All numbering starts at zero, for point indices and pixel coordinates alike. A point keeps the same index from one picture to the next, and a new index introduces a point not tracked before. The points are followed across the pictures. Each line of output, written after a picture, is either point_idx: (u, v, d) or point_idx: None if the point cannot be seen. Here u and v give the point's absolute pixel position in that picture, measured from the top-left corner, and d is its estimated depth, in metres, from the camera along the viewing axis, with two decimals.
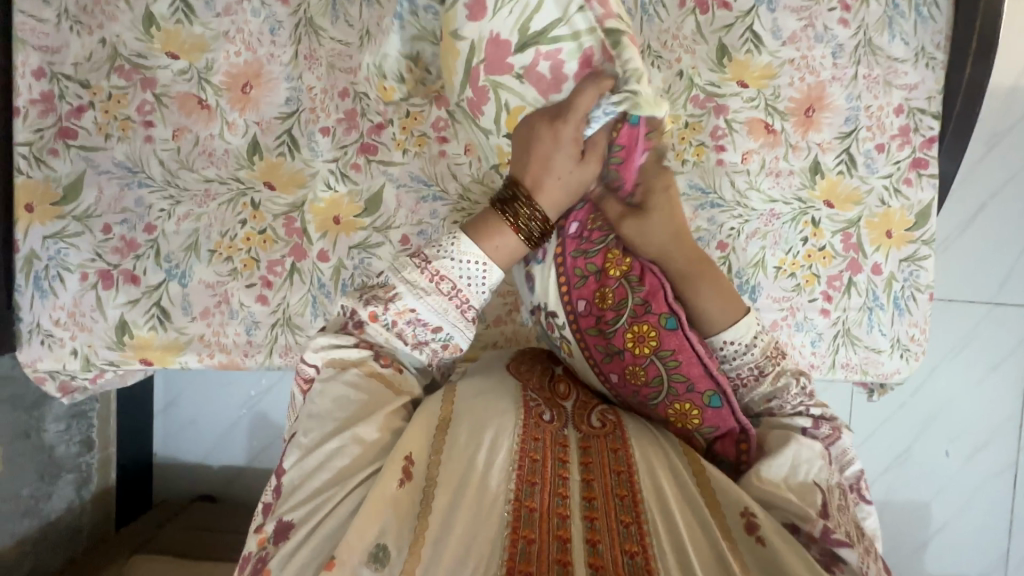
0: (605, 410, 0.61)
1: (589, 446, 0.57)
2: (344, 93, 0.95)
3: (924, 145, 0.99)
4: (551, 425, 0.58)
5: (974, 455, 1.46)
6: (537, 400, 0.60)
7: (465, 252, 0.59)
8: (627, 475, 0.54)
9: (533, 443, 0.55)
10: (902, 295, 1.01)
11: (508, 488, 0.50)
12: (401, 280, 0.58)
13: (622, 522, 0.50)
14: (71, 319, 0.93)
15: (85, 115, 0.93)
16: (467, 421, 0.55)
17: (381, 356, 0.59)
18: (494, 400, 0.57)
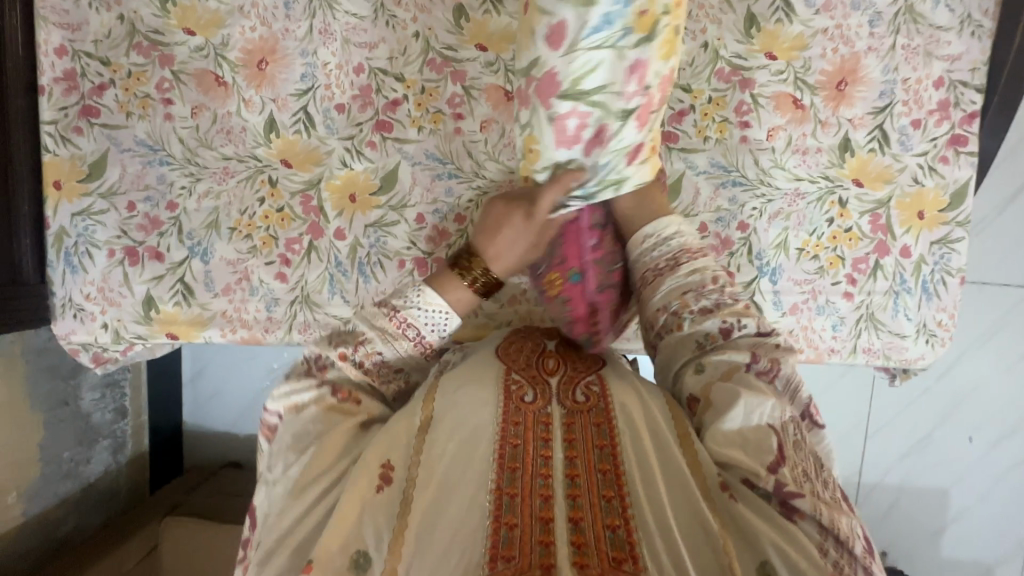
0: (590, 383, 0.63)
1: (573, 423, 0.58)
2: (360, 69, 0.95)
3: (964, 120, 0.93)
4: (533, 405, 0.60)
5: (998, 440, 1.43)
6: (520, 383, 0.62)
7: (432, 303, 0.69)
8: (609, 450, 0.55)
9: (514, 428, 0.57)
10: (931, 279, 0.97)
11: (489, 477, 0.53)
12: (374, 329, 0.66)
13: (605, 497, 0.51)
14: (101, 294, 0.96)
15: (106, 93, 0.94)
16: (451, 412, 0.58)
17: (338, 391, 0.63)
18: (476, 388, 0.61)
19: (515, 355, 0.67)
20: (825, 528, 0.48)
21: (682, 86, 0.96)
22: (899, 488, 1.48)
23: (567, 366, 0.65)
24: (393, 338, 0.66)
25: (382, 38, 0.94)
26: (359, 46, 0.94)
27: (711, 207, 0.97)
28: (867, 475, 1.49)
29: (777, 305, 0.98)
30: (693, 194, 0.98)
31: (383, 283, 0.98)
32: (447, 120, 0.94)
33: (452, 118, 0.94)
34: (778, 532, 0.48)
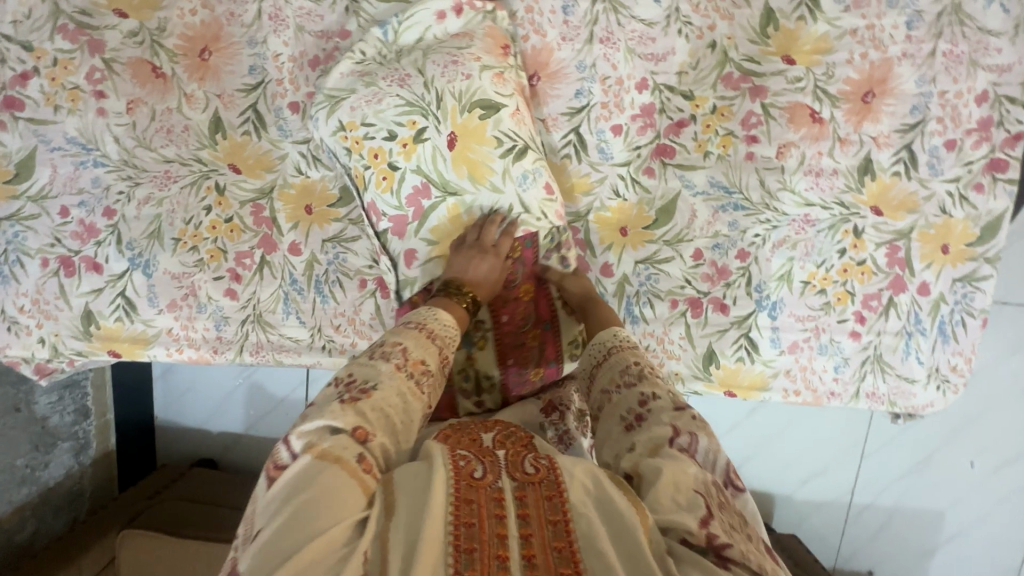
0: (538, 453, 0.53)
1: (526, 496, 0.49)
2: (315, 63, 0.83)
3: (1007, 143, 0.81)
4: (483, 481, 0.50)
5: (1000, 468, 1.35)
6: (466, 454, 0.52)
7: (444, 315, 0.68)
8: (563, 525, 0.46)
9: (467, 507, 0.47)
10: (949, 319, 0.87)
11: (446, 563, 0.43)
12: (408, 339, 0.61)
13: None
14: (36, 306, 0.88)
15: (30, 83, 0.83)
16: (398, 478, 0.48)
17: (359, 430, 0.51)
18: (415, 459, 0.50)
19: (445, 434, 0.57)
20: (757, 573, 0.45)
21: (683, 92, 0.84)
22: (892, 512, 1.42)
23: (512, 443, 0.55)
24: (425, 349, 0.61)
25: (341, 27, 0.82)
26: (314, 34, 0.83)
27: (708, 232, 0.87)
28: (860, 497, 1.42)
29: (774, 342, 0.88)
30: (689, 217, 0.87)
31: (342, 304, 0.89)
32: None
33: None
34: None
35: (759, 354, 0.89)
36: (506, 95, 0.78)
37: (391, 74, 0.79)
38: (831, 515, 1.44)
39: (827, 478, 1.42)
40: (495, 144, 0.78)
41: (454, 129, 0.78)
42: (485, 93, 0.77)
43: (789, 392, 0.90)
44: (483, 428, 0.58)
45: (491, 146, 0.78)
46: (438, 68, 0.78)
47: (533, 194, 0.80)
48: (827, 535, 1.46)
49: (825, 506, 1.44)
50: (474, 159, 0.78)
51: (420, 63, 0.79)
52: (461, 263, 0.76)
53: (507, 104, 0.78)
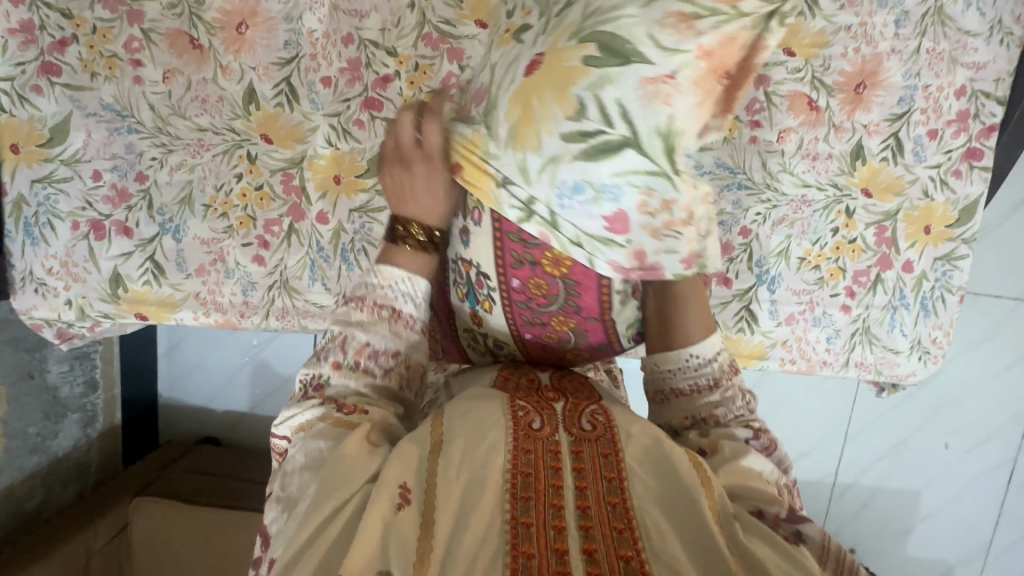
0: (595, 412, 0.60)
1: (581, 451, 0.55)
2: (349, 40, 0.88)
3: (982, 133, 0.89)
4: (541, 433, 0.56)
5: (972, 448, 1.45)
6: (526, 408, 0.59)
7: (394, 275, 0.62)
8: (618, 481, 0.53)
9: (525, 456, 0.54)
10: (930, 295, 0.95)
11: (504, 506, 0.50)
12: (348, 325, 0.62)
13: (616, 529, 0.49)
14: (64, 268, 0.90)
15: (68, 49, 0.86)
16: (463, 430, 0.54)
17: (341, 405, 0.58)
18: (484, 411, 0.57)
19: (514, 383, 0.63)
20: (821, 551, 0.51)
21: None
22: (872, 490, 1.50)
23: (570, 394, 0.62)
24: (374, 329, 0.61)
25: (375, 7, 0.86)
26: (349, 13, 0.86)
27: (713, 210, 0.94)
28: (843, 476, 1.50)
29: (772, 314, 0.96)
30: None
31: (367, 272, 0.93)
32: None
33: None
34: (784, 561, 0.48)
35: (758, 325, 0.96)
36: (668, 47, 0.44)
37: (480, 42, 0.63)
38: (816, 494, 1.52)
39: (814, 458, 1.49)
40: (571, 112, 0.47)
41: (544, 52, 0.48)
42: None
43: (784, 360, 0.97)
44: (539, 367, 0.67)
45: (567, 113, 0.47)
46: None
47: (575, 221, 0.51)
48: (813, 512, 1.53)
49: (810, 485, 1.52)
50: (535, 118, 0.49)
51: None
52: (395, 198, 0.63)
53: (654, 60, 0.45)
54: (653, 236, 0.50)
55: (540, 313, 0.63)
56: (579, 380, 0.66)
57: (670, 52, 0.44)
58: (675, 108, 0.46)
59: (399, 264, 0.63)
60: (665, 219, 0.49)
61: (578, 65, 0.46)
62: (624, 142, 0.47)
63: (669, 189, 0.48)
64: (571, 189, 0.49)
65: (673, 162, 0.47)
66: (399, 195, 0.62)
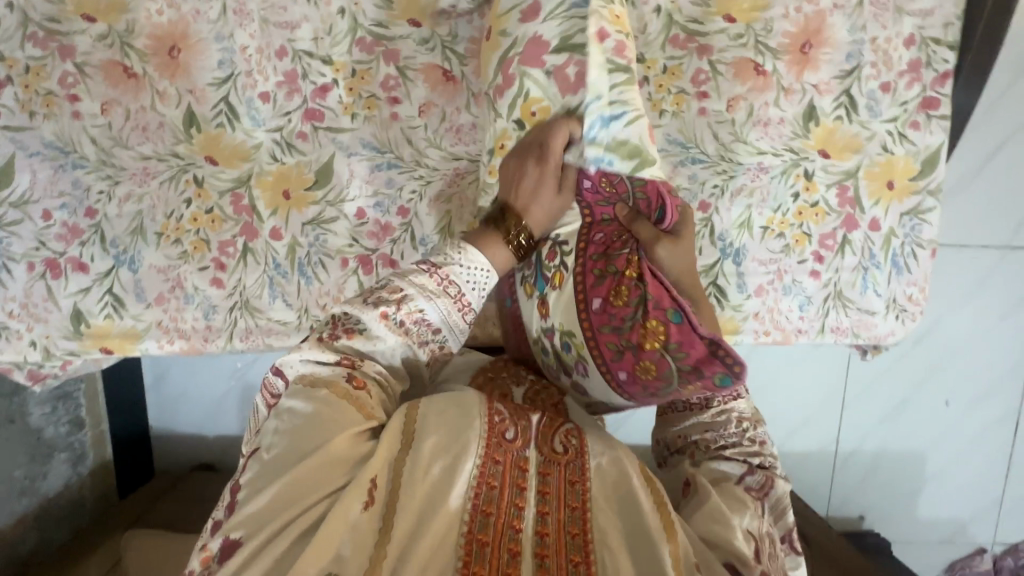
0: (569, 432, 0.60)
1: (549, 474, 0.56)
2: (282, 53, 0.86)
3: (936, 81, 0.87)
4: (513, 444, 0.56)
5: (973, 403, 1.42)
6: (502, 416, 0.58)
7: (475, 260, 0.64)
8: (581, 512, 0.53)
9: (492, 467, 0.54)
10: (901, 252, 0.93)
11: (462, 519, 0.50)
12: (413, 285, 0.61)
13: (572, 562, 0.49)
14: (25, 310, 0.90)
15: (4, 92, 0.86)
16: (436, 430, 0.54)
17: (354, 377, 0.57)
18: (460, 413, 0.56)
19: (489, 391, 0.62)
20: None
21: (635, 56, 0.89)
22: (875, 455, 1.47)
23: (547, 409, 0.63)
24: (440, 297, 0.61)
25: (304, 16, 0.85)
26: (280, 26, 0.85)
27: (670, 188, 0.92)
28: (844, 444, 1.47)
29: (741, 287, 0.94)
30: None
31: (326, 284, 0.92)
32: (382, 106, 0.88)
33: (388, 103, 0.88)
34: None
35: (728, 300, 0.94)
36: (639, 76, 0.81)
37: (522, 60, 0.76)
38: (818, 465, 1.49)
39: (812, 428, 1.46)
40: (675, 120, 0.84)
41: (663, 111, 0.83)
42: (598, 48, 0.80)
43: (759, 333, 0.95)
44: (516, 382, 0.70)
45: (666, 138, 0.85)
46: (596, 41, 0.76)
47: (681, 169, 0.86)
48: (818, 483, 1.50)
49: (813, 456, 1.48)
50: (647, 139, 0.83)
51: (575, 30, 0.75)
52: (509, 179, 0.71)
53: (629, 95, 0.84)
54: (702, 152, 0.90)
55: (627, 321, 0.67)
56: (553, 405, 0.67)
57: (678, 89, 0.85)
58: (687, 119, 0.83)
59: (484, 248, 0.66)
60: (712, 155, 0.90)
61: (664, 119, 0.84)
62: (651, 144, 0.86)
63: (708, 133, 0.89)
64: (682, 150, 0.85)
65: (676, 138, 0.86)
66: (524, 191, 0.69)
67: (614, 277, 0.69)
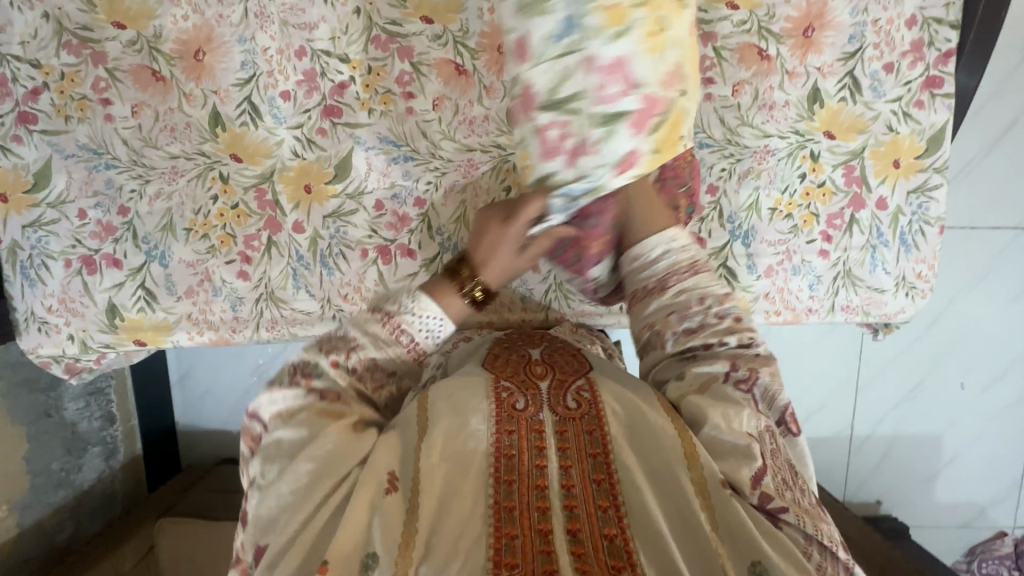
0: (580, 388, 0.63)
1: (566, 430, 0.59)
2: (301, 53, 0.90)
3: (939, 60, 0.88)
4: (525, 413, 0.60)
5: (989, 384, 1.42)
6: (510, 390, 0.62)
7: (428, 310, 0.66)
8: (603, 457, 0.56)
9: (508, 438, 0.57)
10: (909, 230, 0.94)
11: (488, 488, 0.53)
12: (366, 337, 0.64)
13: (600, 507, 0.52)
14: (62, 306, 0.95)
15: (41, 98, 0.90)
16: (444, 416, 0.58)
17: (325, 394, 0.61)
18: (470, 395, 0.61)
19: (502, 366, 0.67)
20: (807, 533, 0.51)
21: None
22: (891, 438, 1.48)
23: (557, 370, 0.66)
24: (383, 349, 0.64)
25: (322, 17, 0.89)
26: (299, 27, 0.89)
27: None
28: (859, 428, 1.48)
29: (751, 268, 0.96)
30: None
31: (347, 274, 0.96)
32: (398, 100, 0.91)
33: (403, 98, 0.91)
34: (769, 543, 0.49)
35: (738, 281, 0.96)
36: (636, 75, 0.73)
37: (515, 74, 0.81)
38: (833, 449, 1.50)
39: (825, 413, 1.47)
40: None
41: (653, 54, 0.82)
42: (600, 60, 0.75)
43: (770, 313, 0.97)
44: (530, 345, 0.72)
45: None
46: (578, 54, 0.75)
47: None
48: (834, 468, 1.51)
49: (828, 441, 1.49)
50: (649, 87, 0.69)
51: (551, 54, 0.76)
52: (484, 249, 0.70)
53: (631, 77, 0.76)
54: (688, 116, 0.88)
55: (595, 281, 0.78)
56: (569, 356, 0.70)
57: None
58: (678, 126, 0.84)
59: (435, 297, 0.67)
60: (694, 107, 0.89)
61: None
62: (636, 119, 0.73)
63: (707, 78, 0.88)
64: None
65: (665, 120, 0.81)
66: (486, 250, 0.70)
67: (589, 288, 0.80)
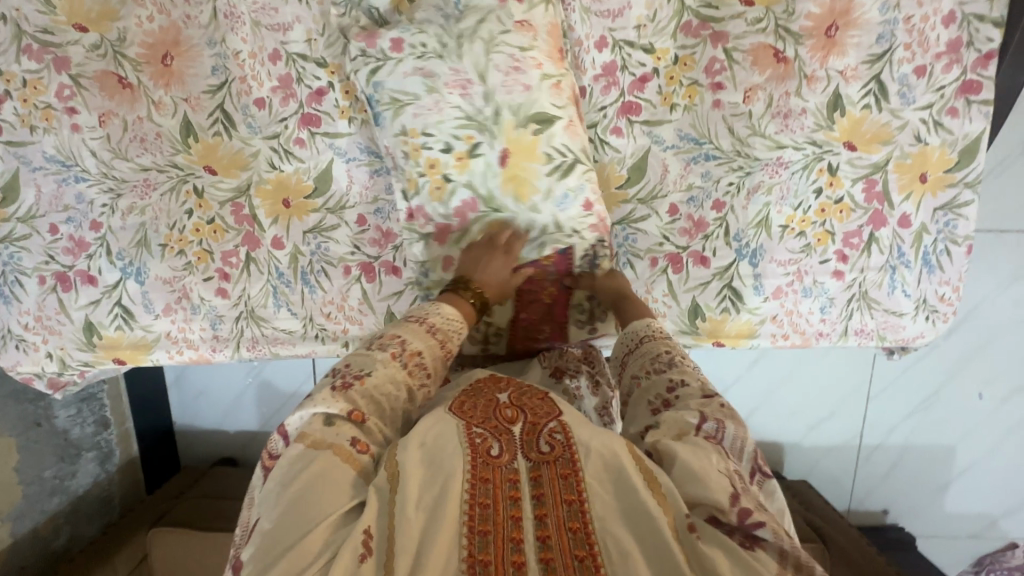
0: (553, 429, 0.57)
1: (541, 476, 0.54)
2: (275, 57, 0.84)
3: (978, 63, 0.79)
4: (500, 460, 0.55)
5: (1009, 396, 1.35)
6: (483, 434, 0.57)
7: (446, 311, 0.74)
8: (579, 504, 0.51)
9: (483, 486, 0.52)
10: (933, 249, 0.87)
11: (461, 544, 0.49)
12: (408, 332, 0.68)
13: (577, 558, 0.48)
14: (39, 323, 0.92)
15: (4, 106, 0.85)
16: (415, 464, 0.53)
17: (354, 412, 0.58)
18: (439, 439, 0.55)
19: (471, 408, 0.60)
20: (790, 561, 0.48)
21: (644, 46, 0.83)
22: (901, 449, 1.42)
23: (528, 411, 0.60)
24: (423, 340, 0.68)
25: (297, 17, 0.82)
26: (271, 28, 0.82)
27: (681, 186, 0.88)
28: (869, 438, 1.42)
29: (758, 290, 0.89)
30: (661, 172, 0.87)
31: (330, 292, 0.92)
32: None
33: None
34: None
35: (744, 303, 0.90)
36: (559, 107, 0.78)
37: (452, 81, 0.77)
38: (841, 458, 1.45)
39: (833, 422, 1.42)
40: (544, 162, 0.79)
41: (506, 144, 0.78)
42: (540, 104, 0.77)
43: (776, 336, 0.91)
44: (497, 388, 0.63)
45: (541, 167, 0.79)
46: (499, 74, 0.76)
47: (570, 212, 0.82)
48: (840, 477, 1.46)
49: (836, 450, 1.44)
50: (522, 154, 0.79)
51: (481, 66, 0.77)
52: (469, 262, 0.81)
53: (562, 116, 0.78)
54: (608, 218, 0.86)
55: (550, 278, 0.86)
56: (540, 392, 0.63)
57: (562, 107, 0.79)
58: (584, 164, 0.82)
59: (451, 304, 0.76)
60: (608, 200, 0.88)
61: (530, 142, 0.78)
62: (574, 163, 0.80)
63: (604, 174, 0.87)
64: (561, 200, 0.81)
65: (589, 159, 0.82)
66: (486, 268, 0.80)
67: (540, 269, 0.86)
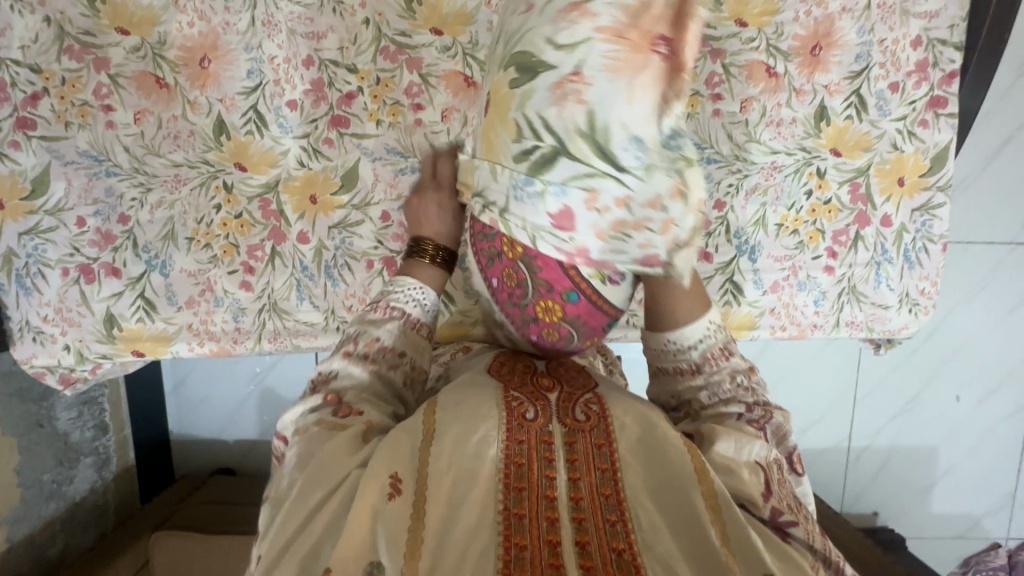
0: (589, 401, 0.60)
1: (575, 442, 0.56)
2: (309, 62, 0.89)
3: (944, 80, 0.89)
4: (534, 423, 0.57)
5: (985, 398, 1.43)
6: (519, 398, 0.59)
7: (409, 283, 0.72)
8: (611, 472, 0.54)
9: (518, 446, 0.55)
10: (913, 247, 0.95)
11: (496, 497, 0.51)
12: (364, 324, 0.69)
13: (609, 521, 0.50)
14: (59, 315, 0.93)
15: (41, 103, 0.88)
16: (455, 423, 0.55)
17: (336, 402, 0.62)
18: (477, 402, 0.57)
19: (507, 373, 0.63)
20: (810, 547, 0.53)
21: None
22: (888, 451, 1.48)
23: (564, 383, 0.62)
24: (381, 327, 0.68)
25: (331, 26, 0.88)
26: (307, 36, 0.88)
27: None
28: (857, 441, 1.48)
29: (757, 283, 0.96)
30: None
31: (352, 286, 0.95)
32: (406, 112, 0.91)
33: (412, 109, 0.91)
34: (773, 557, 0.49)
35: (744, 296, 0.96)
36: (564, 46, 0.49)
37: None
38: (831, 460, 1.50)
39: (827, 423, 1.47)
40: (513, 135, 0.53)
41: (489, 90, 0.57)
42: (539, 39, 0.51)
43: (775, 328, 0.97)
44: (534, 355, 0.69)
45: (509, 135, 0.53)
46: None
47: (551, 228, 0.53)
48: (832, 479, 1.51)
49: (827, 452, 1.49)
50: (496, 122, 0.55)
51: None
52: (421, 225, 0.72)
53: (559, 65, 0.49)
54: (598, 236, 0.50)
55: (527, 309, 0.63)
56: (573, 367, 0.67)
57: (567, 51, 0.49)
58: (597, 105, 0.47)
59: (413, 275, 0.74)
60: (613, 217, 0.49)
61: (507, 93, 0.53)
62: (557, 151, 0.50)
63: (622, 188, 0.48)
64: (523, 184, 0.53)
65: (610, 160, 0.47)
66: None
67: (538, 319, 0.63)
